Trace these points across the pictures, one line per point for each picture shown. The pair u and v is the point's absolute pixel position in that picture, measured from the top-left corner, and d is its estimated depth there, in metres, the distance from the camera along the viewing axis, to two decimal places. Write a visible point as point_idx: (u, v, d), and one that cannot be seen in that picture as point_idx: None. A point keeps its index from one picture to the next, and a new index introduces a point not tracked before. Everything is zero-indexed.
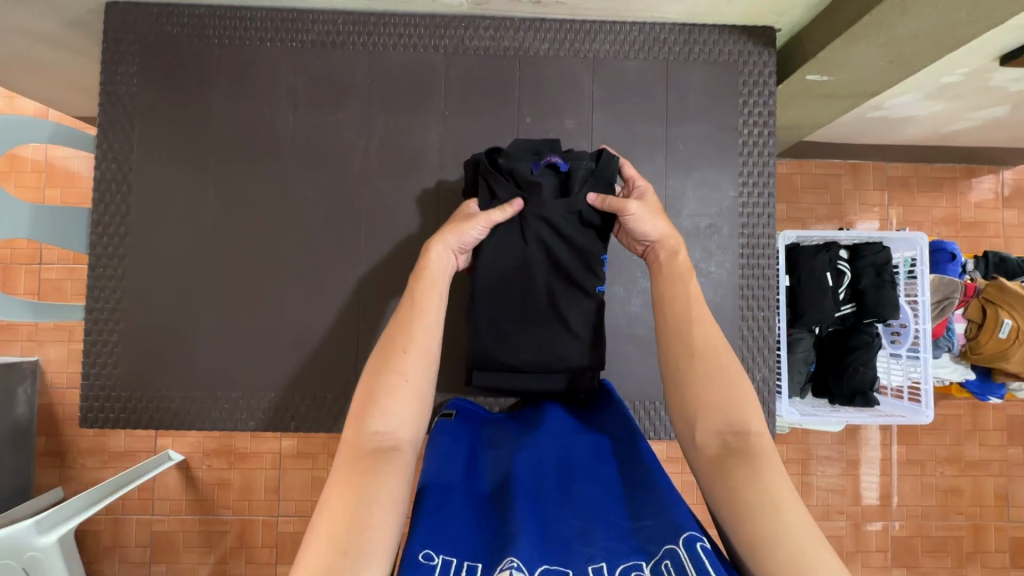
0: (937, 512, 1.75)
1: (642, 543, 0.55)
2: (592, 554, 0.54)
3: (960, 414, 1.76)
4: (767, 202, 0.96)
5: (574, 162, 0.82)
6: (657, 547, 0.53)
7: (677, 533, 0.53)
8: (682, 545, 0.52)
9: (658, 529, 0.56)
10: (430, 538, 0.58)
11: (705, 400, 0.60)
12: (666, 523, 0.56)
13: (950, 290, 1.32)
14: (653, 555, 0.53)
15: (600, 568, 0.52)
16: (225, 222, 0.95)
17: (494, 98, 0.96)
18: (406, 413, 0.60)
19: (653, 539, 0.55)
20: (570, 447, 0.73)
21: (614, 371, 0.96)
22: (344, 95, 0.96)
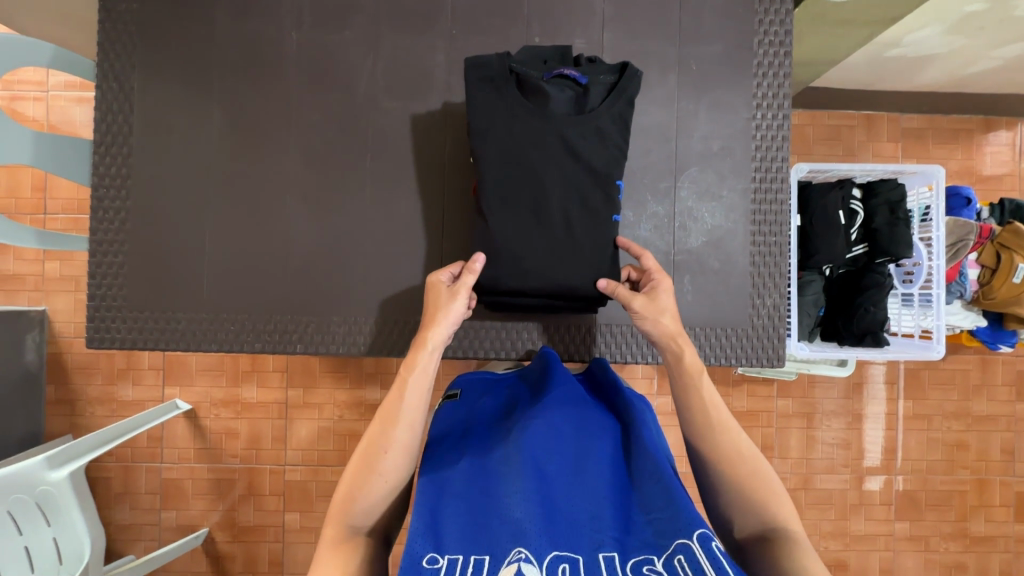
0: (942, 466, 1.75)
1: (653, 536, 0.54)
2: (602, 542, 0.54)
3: (969, 368, 1.75)
4: (782, 125, 0.94)
5: (592, 75, 0.82)
6: (669, 541, 0.53)
7: (690, 526, 0.53)
8: (695, 540, 0.51)
9: (668, 520, 0.55)
10: (438, 534, 0.57)
11: (741, 488, 0.64)
12: (676, 515, 0.55)
13: (964, 232, 1.30)
14: (666, 550, 0.52)
15: (611, 557, 0.52)
16: (229, 144, 0.93)
17: (502, 17, 0.93)
18: (397, 471, 0.68)
19: (664, 532, 0.54)
20: (579, 425, 0.71)
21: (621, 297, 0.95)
22: (348, 13, 0.93)
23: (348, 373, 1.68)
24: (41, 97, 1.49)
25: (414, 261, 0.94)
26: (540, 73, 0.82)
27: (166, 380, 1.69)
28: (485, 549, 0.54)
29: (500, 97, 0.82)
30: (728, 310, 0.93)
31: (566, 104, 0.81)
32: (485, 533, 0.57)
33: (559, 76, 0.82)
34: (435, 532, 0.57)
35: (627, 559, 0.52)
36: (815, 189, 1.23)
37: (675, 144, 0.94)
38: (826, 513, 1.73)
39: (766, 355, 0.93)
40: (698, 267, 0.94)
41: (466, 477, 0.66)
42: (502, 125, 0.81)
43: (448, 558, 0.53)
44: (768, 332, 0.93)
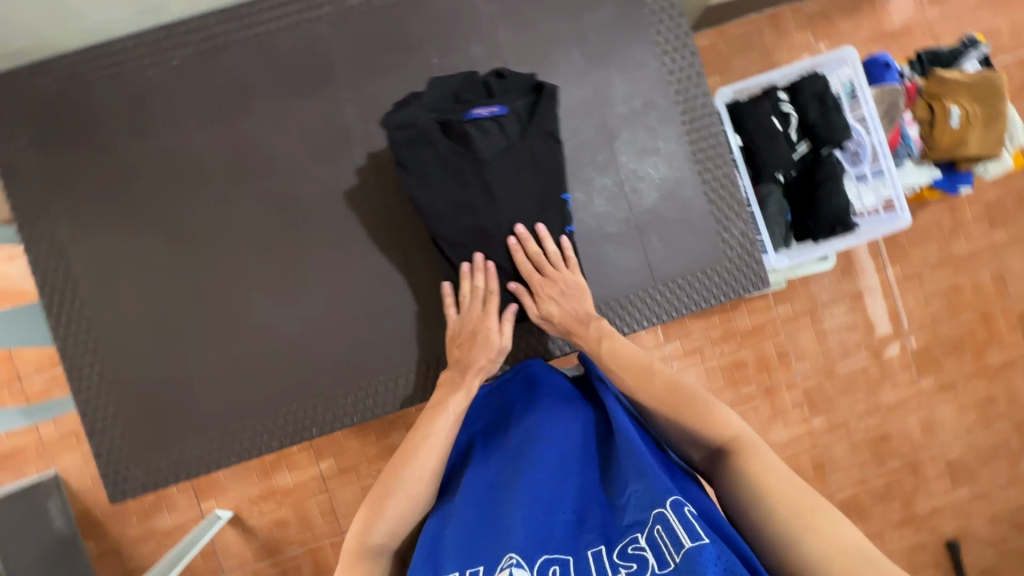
0: (945, 314, 1.81)
1: (633, 515, 0.60)
2: (591, 537, 0.60)
3: (940, 217, 1.80)
4: (693, 62, 0.95)
5: (508, 103, 0.83)
6: (647, 514, 0.59)
7: (663, 497, 0.60)
8: (668, 512, 0.58)
9: (642, 496, 0.61)
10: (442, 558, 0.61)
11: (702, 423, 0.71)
12: (650, 493, 0.61)
13: (892, 98, 1.34)
14: (646, 524, 0.59)
15: (599, 550, 0.58)
16: (178, 261, 0.92)
17: (392, 50, 0.93)
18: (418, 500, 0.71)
19: (640, 508, 0.61)
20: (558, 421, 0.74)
21: (598, 273, 0.94)
22: (246, 97, 0.92)
23: (373, 429, 1.69)
24: None
25: (395, 313, 0.93)
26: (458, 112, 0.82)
27: (200, 496, 1.68)
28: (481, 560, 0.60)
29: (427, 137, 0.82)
30: (699, 250, 0.95)
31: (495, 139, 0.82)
32: (483, 544, 0.62)
33: (477, 112, 0.82)
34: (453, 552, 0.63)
35: (614, 547, 0.58)
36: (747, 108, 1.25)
37: (599, 115, 0.95)
38: (856, 394, 1.79)
39: (747, 282, 0.95)
40: (661, 220, 0.95)
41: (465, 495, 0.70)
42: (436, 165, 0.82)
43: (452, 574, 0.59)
44: (745, 259, 0.96)
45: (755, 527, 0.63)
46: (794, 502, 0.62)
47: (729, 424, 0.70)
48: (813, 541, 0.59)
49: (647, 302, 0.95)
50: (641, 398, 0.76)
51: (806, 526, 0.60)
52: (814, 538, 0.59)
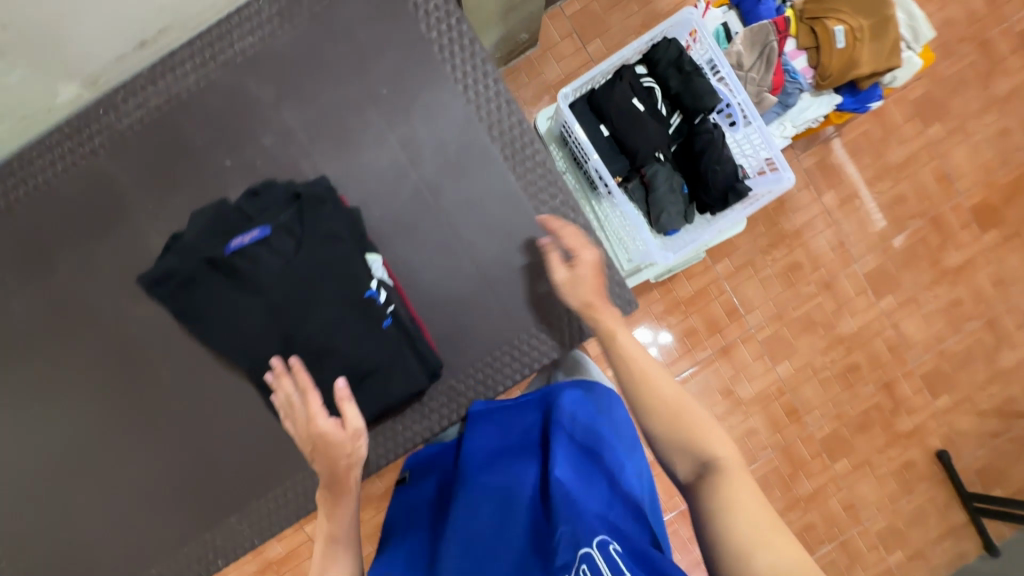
0: (892, 228, 1.72)
1: (564, 555, 0.63)
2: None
3: (866, 128, 1.68)
4: (501, 91, 0.87)
5: (270, 221, 0.80)
6: (573, 556, 0.62)
7: (590, 537, 0.62)
8: (595, 548, 0.61)
9: (572, 534, 0.64)
10: None
11: (685, 434, 0.69)
12: (575, 531, 0.64)
13: (763, 37, 1.21)
14: (573, 565, 0.61)
15: None
16: (30, 434, 0.88)
17: (183, 162, 0.86)
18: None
19: (569, 547, 0.63)
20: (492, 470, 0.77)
21: (457, 339, 0.90)
22: (46, 250, 0.87)
23: None
24: None
25: (262, 431, 0.88)
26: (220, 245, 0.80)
27: None
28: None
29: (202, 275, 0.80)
30: (553, 288, 0.90)
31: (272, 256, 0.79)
32: None
33: (240, 242, 0.78)
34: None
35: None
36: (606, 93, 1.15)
37: (414, 174, 0.88)
38: (816, 332, 1.74)
39: (610, 309, 0.90)
40: (507, 265, 0.89)
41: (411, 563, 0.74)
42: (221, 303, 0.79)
43: None
44: (604, 286, 0.90)
45: (715, 541, 0.61)
46: (762, 526, 0.60)
47: (708, 440, 0.68)
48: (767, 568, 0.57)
49: (511, 357, 0.90)
50: (641, 387, 0.73)
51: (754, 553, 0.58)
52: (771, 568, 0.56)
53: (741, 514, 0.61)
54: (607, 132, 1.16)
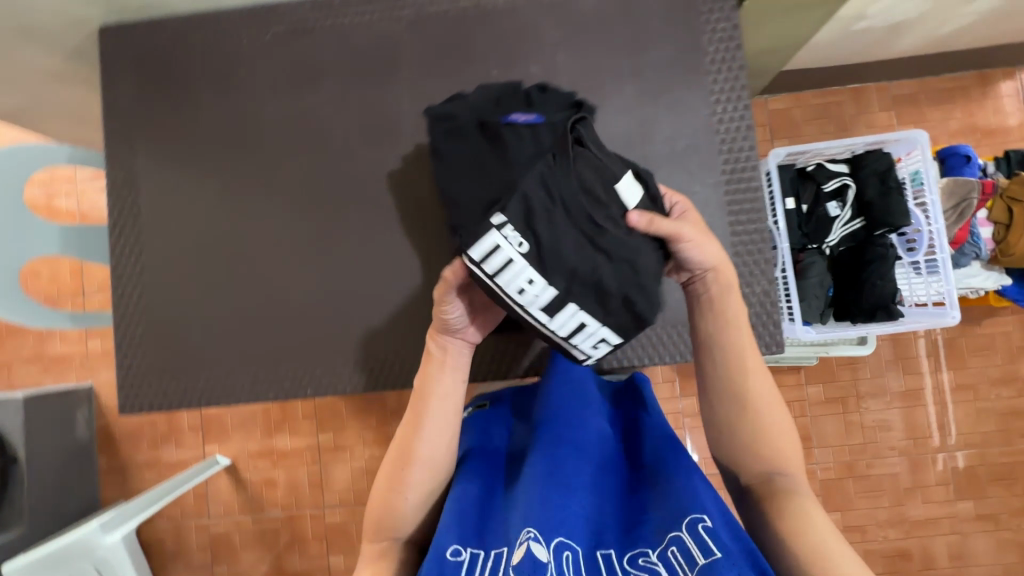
0: (997, 437, 1.64)
1: (653, 534, 0.63)
2: (606, 540, 0.65)
3: (1011, 330, 1.64)
4: (744, 114, 0.96)
5: (549, 114, 0.77)
6: (664, 535, 0.62)
7: (682, 516, 0.62)
8: (685, 530, 0.61)
9: (665, 518, 0.65)
10: (459, 532, 0.67)
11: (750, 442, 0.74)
12: (671, 512, 0.64)
13: (965, 191, 1.26)
14: (661, 543, 0.62)
15: (609, 553, 0.62)
16: (226, 209, 1.01)
17: (458, 58, 0.99)
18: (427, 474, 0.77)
19: (663, 527, 0.64)
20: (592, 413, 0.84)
21: None
22: (317, 77, 1.01)
23: (373, 410, 1.72)
24: (70, 194, 1.75)
25: (407, 297, 0.98)
26: (496, 114, 0.79)
27: (206, 438, 1.77)
28: (501, 541, 0.65)
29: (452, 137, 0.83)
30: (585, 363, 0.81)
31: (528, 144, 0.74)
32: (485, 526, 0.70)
33: (514, 117, 0.77)
34: (449, 527, 0.68)
35: (624, 555, 0.62)
36: (586, 158, 0.72)
37: (641, 148, 0.97)
38: (880, 500, 1.65)
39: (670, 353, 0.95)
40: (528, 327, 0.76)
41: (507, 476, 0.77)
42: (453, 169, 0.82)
43: (469, 552, 0.65)
44: (765, 319, 0.94)
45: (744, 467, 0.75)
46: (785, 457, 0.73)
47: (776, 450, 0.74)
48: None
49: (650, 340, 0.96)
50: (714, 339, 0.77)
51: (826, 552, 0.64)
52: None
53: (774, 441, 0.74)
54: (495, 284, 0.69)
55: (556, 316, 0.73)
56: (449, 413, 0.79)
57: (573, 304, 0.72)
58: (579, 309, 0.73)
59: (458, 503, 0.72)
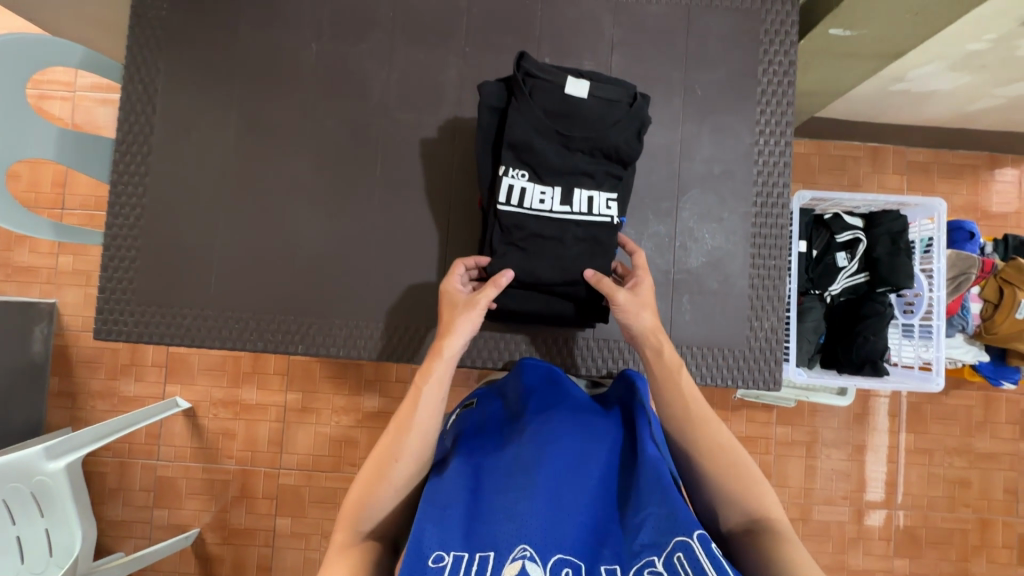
0: (943, 503, 1.71)
1: (653, 536, 0.56)
2: (605, 552, 0.56)
3: (972, 404, 1.72)
4: (783, 151, 0.97)
5: (613, 128, 0.84)
6: (668, 539, 0.55)
7: (689, 526, 0.55)
8: (694, 540, 0.53)
9: (669, 521, 0.56)
10: (442, 539, 0.57)
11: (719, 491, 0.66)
12: (676, 516, 0.56)
13: (966, 265, 1.31)
14: (665, 549, 0.54)
15: (613, 567, 0.54)
16: (245, 145, 0.97)
17: (512, 38, 0.97)
18: (406, 482, 0.69)
19: (664, 531, 0.56)
20: (588, 422, 0.75)
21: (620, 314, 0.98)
22: (365, 27, 0.97)
23: (347, 378, 1.66)
24: (67, 98, 1.62)
25: (418, 269, 0.96)
26: (564, 119, 0.84)
27: (168, 377, 1.68)
28: (487, 546, 0.56)
29: (519, 100, 0.84)
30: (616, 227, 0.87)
31: (594, 106, 0.84)
32: (473, 525, 0.60)
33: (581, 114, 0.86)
34: (430, 533, 0.58)
35: (629, 570, 0.54)
36: (540, 88, 0.84)
37: (678, 164, 0.97)
38: (824, 546, 1.69)
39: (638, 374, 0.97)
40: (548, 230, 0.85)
41: (493, 480, 0.67)
42: (529, 127, 0.84)
43: (452, 557, 0.55)
44: (764, 354, 0.95)
45: None
46: None
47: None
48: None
49: None
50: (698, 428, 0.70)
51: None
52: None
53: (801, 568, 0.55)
54: (517, 204, 0.84)
55: (571, 202, 0.85)
56: (440, 401, 0.73)
57: (577, 189, 0.85)
58: (586, 191, 0.86)
59: (442, 510, 0.62)
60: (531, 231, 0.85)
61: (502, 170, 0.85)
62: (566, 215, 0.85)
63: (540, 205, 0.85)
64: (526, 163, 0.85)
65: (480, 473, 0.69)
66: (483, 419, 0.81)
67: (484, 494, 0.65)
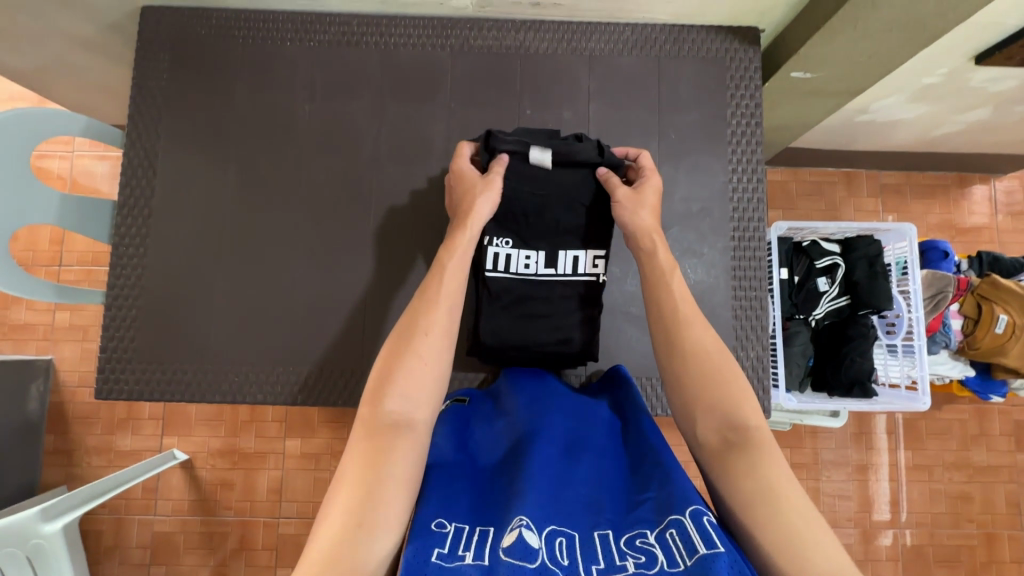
0: (947, 519, 1.71)
1: (650, 514, 0.58)
2: (598, 522, 0.59)
3: (966, 418, 1.74)
4: (757, 187, 1.02)
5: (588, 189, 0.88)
6: (663, 517, 0.57)
7: (682, 504, 0.57)
8: (688, 516, 0.55)
9: (665, 500, 0.59)
10: (442, 508, 0.60)
11: (699, 401, 0.66)
12: (669, 496, 0.59)
13: (942, 284, 1.35)
14: (659, 525, 0.56)
15: (605, 534, 0.57)
16: (242, 203, 1.01)
17: (496, 93, 1.03)
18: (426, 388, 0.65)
19: (660, 508, 0.58)
20: (583, 418, 0.78)
21: (612, 349, 1.01)
22: (356, 88, 1.03)
23: (346, 422, 1.66)
24: (66, 156, 1.67)
25: None
26: (540, 186, 0.88)
27: (165, 429, 1.68)
28: (490, 521, 0.59)
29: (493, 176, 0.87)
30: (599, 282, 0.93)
31: (568, 173, 0.87)
32: (478, 509, 0.62)
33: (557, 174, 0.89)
34: (435, 505, 0.60)
35: (621, 537, 0.57)
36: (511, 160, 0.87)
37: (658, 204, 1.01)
38: None
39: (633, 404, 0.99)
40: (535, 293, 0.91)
41: (496, 471, 0.69)
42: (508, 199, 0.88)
43: (453, 526, 0.58)
44: (753, 383, 0.98)
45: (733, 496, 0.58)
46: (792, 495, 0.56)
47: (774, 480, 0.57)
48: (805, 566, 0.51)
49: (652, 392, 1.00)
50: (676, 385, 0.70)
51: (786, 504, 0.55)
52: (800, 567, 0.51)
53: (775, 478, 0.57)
54: (504, 270, 0.89)
55: (555, 264, 0.91)
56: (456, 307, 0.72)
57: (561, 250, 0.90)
58: (569, 253, 0.91)
59: (447, 491, 0.64)
60: (517, 293, 0.90)
61: (486, 241, 0.89)
62: (551, 277, 0.91)
63: (525, 269, 0.90)
64: (510, 231, 0.89)
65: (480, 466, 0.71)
66: (479, 411, 0.83)
67: (489, 484, 0.67)
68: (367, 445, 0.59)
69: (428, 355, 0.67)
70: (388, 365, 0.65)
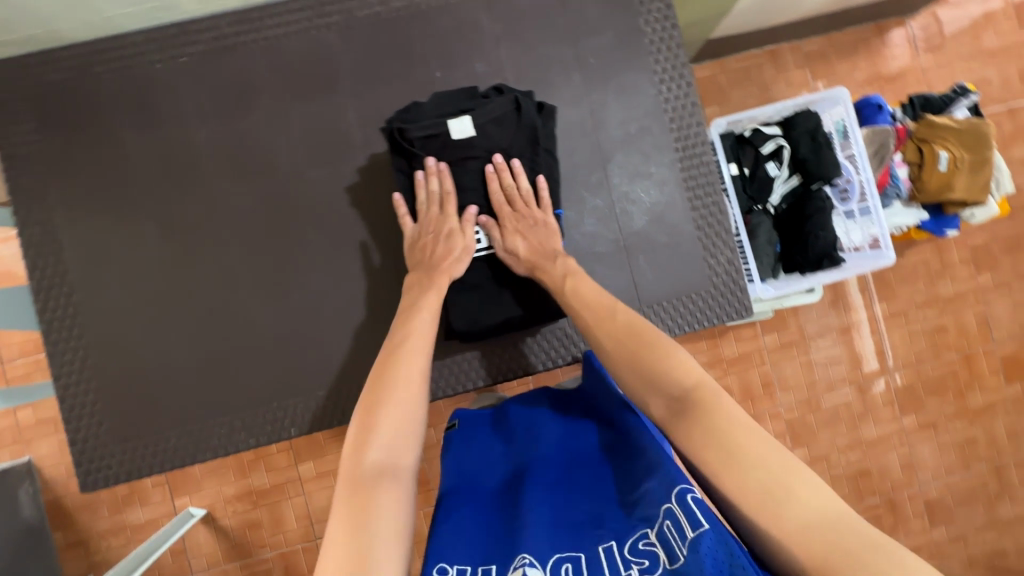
0: (929, 353, 1.82)
1: (643, 510, 0.57)
2: (603, 535, 0.59)
3: (927, 257, 1.82)
4: (688, 91, 0.99)
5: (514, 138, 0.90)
6: (656, 510, 0.56)
7: (669, 486, 0.56)
8: (675, 501, 0.55)
9: (658, 488, 0.58)
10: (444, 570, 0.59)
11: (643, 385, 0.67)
12: (662, 482, 0.58)
13: (883, 137, 1.37)
14: (655, 520, 0.55)
15: (610, 547, 0.57)
16: (167, 252, 0.93)
17: (399, 63, 0.96)
18: (399, 432, 0.66)
19: (650, 502, 0.57)
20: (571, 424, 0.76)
21: None
22: (249, 96, 0.94)
23: None
24: None
25: (381, 316, 0.95)
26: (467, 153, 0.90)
27: (174, 492, 1.63)
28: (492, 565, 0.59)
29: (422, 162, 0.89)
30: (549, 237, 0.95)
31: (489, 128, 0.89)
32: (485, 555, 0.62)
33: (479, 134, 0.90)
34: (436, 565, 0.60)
35: (625, 544, 0.56)
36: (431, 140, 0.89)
37: (596, 136, 0.98)
38: (839, 428, 1.79)
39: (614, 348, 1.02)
40: (492, 266, 0.94)
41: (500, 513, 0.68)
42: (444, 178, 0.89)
43: None
44: (729, 286, 0.99)
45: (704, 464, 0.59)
46: (761, 446, 0.57)
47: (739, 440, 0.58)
48: (808, 545, 0.49)
49: None
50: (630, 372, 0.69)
51: (785, 492, 0.53)
52: (779, 518, 0.52)
53: (736, 436, 0.58)
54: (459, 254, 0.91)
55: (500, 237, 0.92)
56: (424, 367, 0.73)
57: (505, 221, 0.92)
58: None
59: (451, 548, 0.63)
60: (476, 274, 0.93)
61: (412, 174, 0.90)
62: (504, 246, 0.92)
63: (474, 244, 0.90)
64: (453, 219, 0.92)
65: (479, 506, 0.70)
66: None
67: (492, 528, 0.66)
68: (353, 492, 0.59)
69: (398, 402, 0.68)
70: (363, 421, 0.66)
